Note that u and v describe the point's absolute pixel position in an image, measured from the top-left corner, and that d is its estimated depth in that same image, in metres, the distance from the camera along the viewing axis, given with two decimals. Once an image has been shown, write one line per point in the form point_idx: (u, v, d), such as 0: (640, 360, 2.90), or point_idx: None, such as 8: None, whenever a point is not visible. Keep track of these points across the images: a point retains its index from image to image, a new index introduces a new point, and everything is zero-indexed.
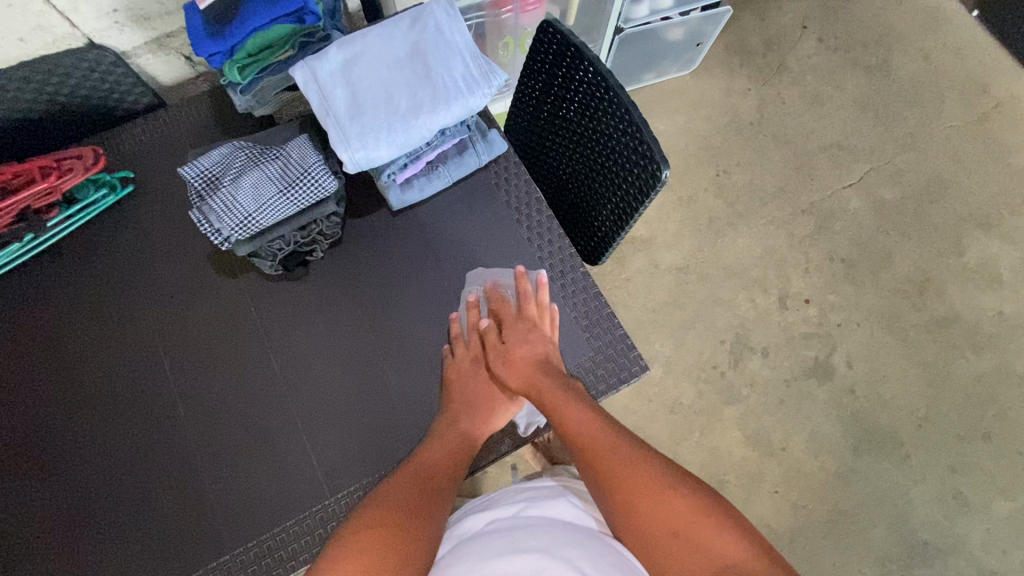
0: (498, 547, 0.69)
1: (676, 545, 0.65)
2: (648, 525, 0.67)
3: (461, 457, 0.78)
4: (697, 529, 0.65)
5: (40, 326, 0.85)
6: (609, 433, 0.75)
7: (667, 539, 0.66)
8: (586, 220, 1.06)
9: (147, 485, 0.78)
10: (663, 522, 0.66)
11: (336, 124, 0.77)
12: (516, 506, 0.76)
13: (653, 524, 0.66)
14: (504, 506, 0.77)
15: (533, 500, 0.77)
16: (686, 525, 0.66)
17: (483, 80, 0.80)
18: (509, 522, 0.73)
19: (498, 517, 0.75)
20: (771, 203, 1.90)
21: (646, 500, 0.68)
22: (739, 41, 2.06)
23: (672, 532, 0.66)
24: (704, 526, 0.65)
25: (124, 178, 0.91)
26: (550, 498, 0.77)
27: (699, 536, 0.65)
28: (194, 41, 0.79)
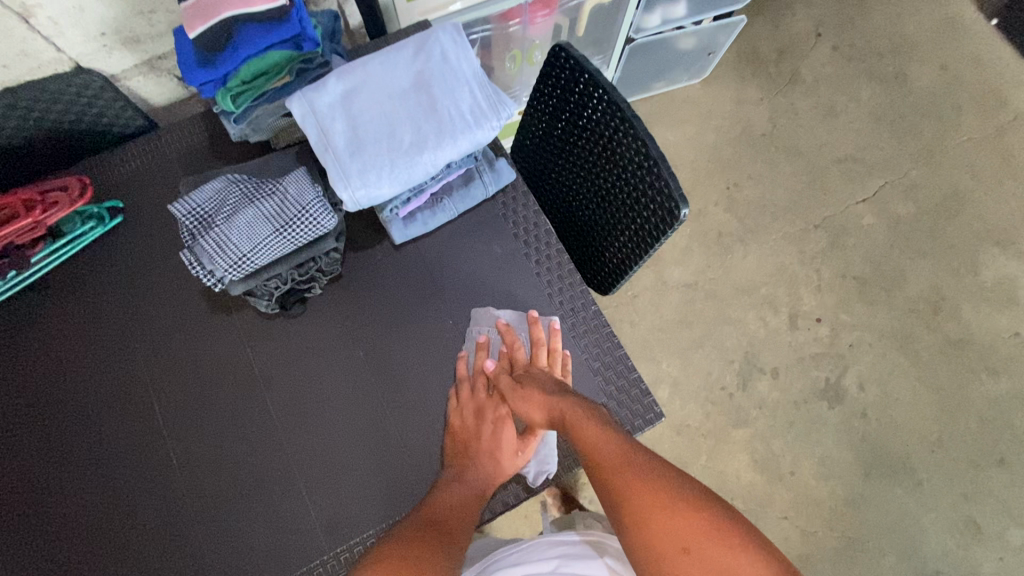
0: None
1: (689, 564, 0.59)
2: (658, 539, 0.61)
3: (472, 508, 0.73)
4: (712, 548, 0.59)
5: (23, 370, 0.81)
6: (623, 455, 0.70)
7: (678, 556, 0.59)
8: (595, 250, 1.02)
9: (136, 544, 0.74)
10: (674, 536, 0.60)
11: (335, 160, 0.73)
12: (550, 562, 0.70)
13: (663, 539, 0.61)
14: (536, 561, 0.70)
15: (568, 557, 0.70)
16: (698, 541, 0.60)
17: (491, 112, 0.76)
18: None
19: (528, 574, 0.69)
20: (782, 218, 1.85)
21: (658, 513, 0.62)
22: (752, 49, 2.01)
23: (683, 549, 0.60)
24: (717, 542, 0.59)
25: (113, 208, 0.87)
26: (588, 558, 0.70)
27: (712, 554, 0.58)
28: (184, 69, 0.74)
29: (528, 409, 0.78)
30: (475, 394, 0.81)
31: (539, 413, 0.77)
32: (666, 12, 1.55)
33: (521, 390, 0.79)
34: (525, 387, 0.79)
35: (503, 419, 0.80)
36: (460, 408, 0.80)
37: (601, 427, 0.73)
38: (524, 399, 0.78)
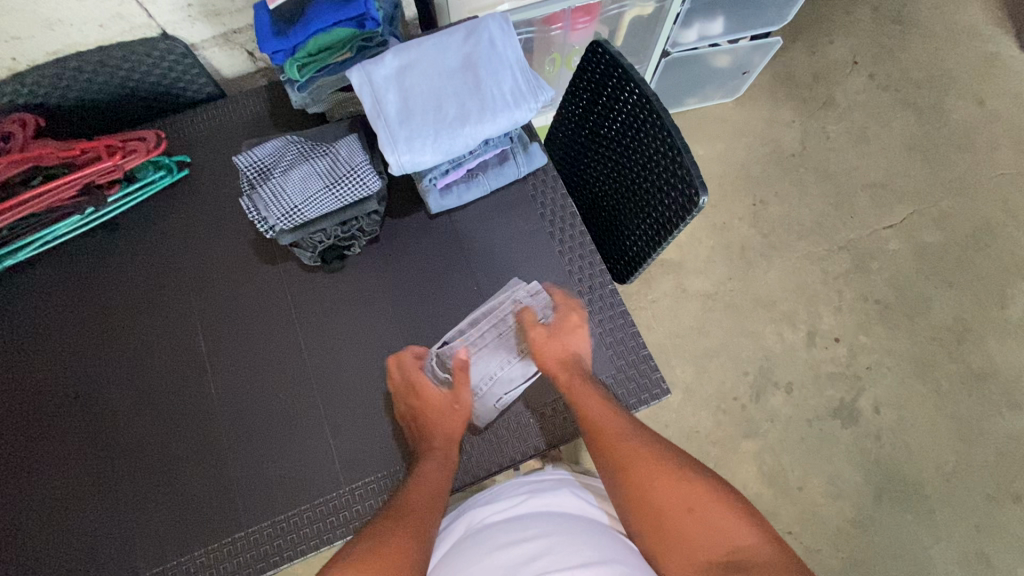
0: (499, 540, 0.70)
1: (692, 522, 0.66)
2: (661, 504, 0.68)
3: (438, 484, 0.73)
4: (710, 507, 0.66)
5: (89, 300, 0.90)
6: (629, 430, 0.75)
7: (683, 515, 0.66)
8: (618, 238, 1.07)
9: (170, 463, 0.82)
10: (677, 498, 0.68)
11: (386, 126, 0.80)
12: (519, 497, 0.77)
13: (668, 502, 0.68)
14: (506, 497, 0.77)
15: (535, 491, 0.77)
16: (698, 503, 0.67)
17: (530, 95, 0.82)
18: (510, 514, 0.74)
19: (504, 512, 0.75)
20: (806, 237, 1.87)
21: (659, 481, 0.69)
22: (787, 73, 2.05)
23: (687, 509, 0.67)
24: (714, 507, 0.66)
25: (181, 162, 0.96)
26: (552, 489, 0.77)
27: (710, 517, 0.66)
28: (260, 38, 0.83)
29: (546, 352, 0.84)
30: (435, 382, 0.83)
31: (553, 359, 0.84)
32: (702, 28, 1.61)
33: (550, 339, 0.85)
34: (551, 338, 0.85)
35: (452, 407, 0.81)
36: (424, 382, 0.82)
37: (601, 401, 0.78)
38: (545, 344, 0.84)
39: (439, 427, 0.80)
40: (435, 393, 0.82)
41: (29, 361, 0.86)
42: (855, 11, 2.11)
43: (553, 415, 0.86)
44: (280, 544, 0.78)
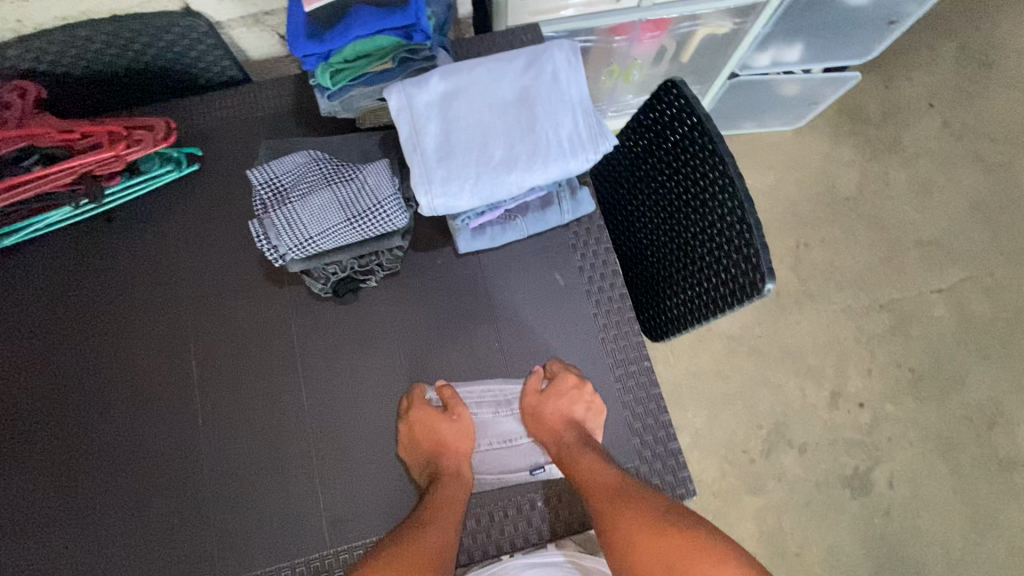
0: None
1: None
2: (644, 562, 0.64)
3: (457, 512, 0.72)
4: (697, 564, 0.62)
5: (78, 299, 0.83)
6: (616, 482, 0.71)
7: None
8: (653, 299, 0.96)
9: (146, 499, 0.75)
10: (661, 556, 0.63)
11: (422, 162, 0.70)
12: None
13: (651, 561, 0.63)
14: None
15: None
16: (683, 560, 0.62)
17: (590, 144, 0.72)
18: None
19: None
20: (847, 289, 1.75)
21: (642, 538, 0.65)
22: (855, 107, 1.89)
23: (669, 567, 0.62)
24: (702, 560, 0.62)
25: (192, 155, 0.87)
26: None
27: (697, 572, 0.61)
28: (291, 38, 0.72)
29: (548, 418, 0.78)
30: (426, 409, 0.77)
31: (556, 425, 0.78)
32: (777, 54, 1.47)
33: (555, 396, 0.78)
34: (554, 396, 0.78)
35: (457, 427, 0.77)
36: (416, 412, 0.77)
37: (592, 455, 0.75)
38: (550, 405, 0.78)
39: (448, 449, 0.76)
40: (431, 419, 0.76)
41: (10, 365, 0.80)
42: (939, 46, 1.93)
43: (564, 503, 0.78)
44: None
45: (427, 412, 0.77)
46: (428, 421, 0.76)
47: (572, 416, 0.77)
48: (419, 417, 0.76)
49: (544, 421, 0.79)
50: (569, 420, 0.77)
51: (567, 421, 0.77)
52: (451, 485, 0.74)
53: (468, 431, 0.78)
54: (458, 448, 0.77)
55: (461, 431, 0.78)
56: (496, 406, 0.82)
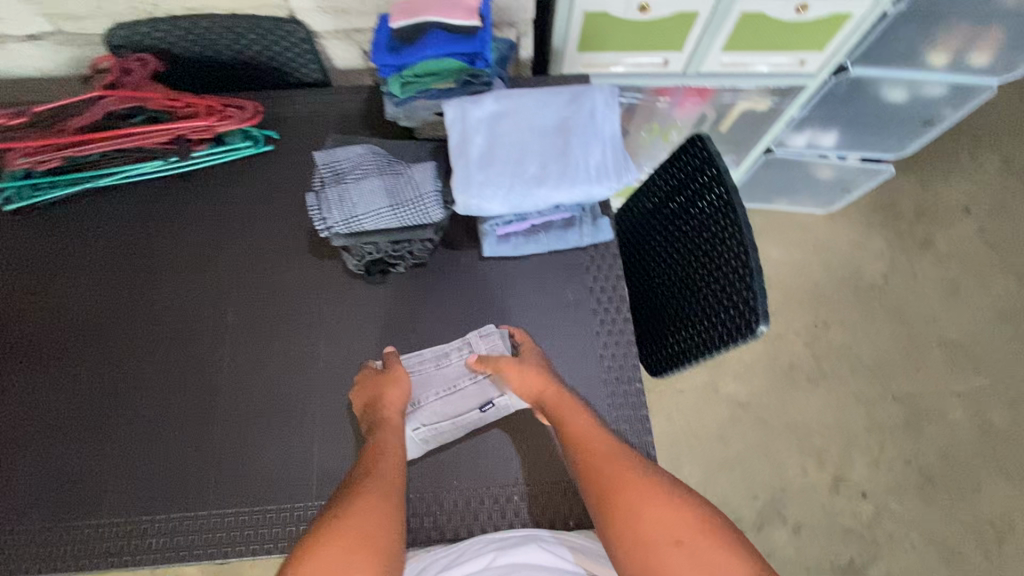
0: None
1: (680, 556, 0.62)
2: (648, 531, 0.64)
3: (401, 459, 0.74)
4: (702, 542, 0.62)
5: (145, 241, 0.94)
6: (616, 449, 0.72)
7: (670, 548, 0.62)
8: (656, 334, 1.01)
9: (165, 424, 0.84)
10: (666, 529, 0.63)
11: (464, 167, 0.80)
12: (486, 557, 0.71)
13: (655, 530, 0.63)
14: (471, 559, 0.71)
15: (502, 549, 0.72)
16: (688, 534, 0.63)
17: (614, 174, 0.80)
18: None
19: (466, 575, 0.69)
20: (862, 375, 1.74)
21: (649, 506, 0.65)
22: (890, 202, 1.94)
23: (676, 541, 0.62)
24: (706, 537, 0.62)
25: (269, 137, 0.99)
26: (519, 545, 0.72)
27: (699, 547, 0.62)
28: (375, 49, 0.84)
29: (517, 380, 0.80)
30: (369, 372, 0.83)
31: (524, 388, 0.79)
32: (813, 136, 1.56)
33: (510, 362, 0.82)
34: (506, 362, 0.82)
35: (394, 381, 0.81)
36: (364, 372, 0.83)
37: (589, 419, 0.75)
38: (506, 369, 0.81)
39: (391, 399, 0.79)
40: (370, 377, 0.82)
41: (76, 288, 0.91)
42: (981, 157, 1.98)
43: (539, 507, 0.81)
44: (237, 536, 0.78)
45: (371, 372, 0.82)
46: (369, 381, 0.82)
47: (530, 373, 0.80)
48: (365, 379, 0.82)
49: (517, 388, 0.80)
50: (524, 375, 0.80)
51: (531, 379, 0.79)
52: (392, 434, 0.76)
53: (404, 384, 0.81)
54: (392, 401, 0.79)
55: (400, 385, 0.81)
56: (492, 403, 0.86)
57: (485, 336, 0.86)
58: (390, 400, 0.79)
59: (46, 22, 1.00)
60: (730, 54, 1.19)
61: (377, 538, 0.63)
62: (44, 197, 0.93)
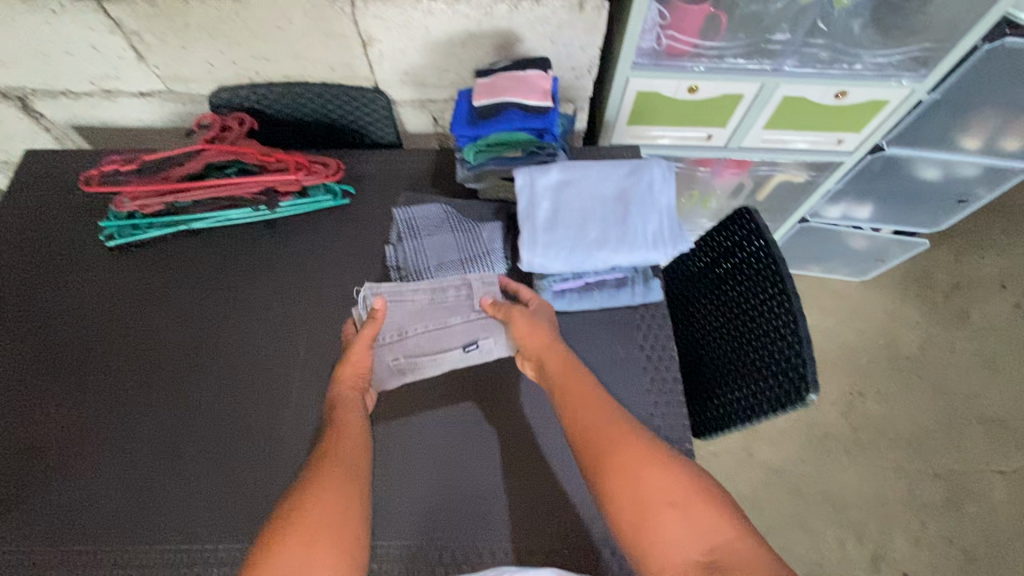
0: None
1: (674, 518, 0.63)
2: (644, 491, 0.65)
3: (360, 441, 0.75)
4: (696, 504, 0.63)
5: (230, 280, 1.02)
6: (609, 414, 0.72)
7: (665, 510, 0.63)
8: (703, 394, 1.03)
9: (233, 451, 0.89)
10: (660, 491, 0.64)
11: (531, 229, 0.87)
12: None
13: (652, 492, 0.64)
14: None
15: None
16: (682, 498, 0.64)
17: (669, 242, 0.86)
18: None
19: None
20: (900, 448, 1.71)
21: (644, 469, 0.66)
22: (923, 273, 1.96)
23: (670, 503, 0.64)
24: (699, 502, 0.63)
25: (346, 192, 1.09)
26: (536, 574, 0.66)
27: (691, 510, 0.63)
28: (455, 121, 0.95)
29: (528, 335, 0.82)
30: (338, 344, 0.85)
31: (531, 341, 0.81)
32: (847, 209, 1.62)
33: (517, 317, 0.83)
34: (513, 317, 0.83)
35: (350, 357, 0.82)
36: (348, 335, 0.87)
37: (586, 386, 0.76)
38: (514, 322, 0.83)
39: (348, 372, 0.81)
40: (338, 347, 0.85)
41: (160, 321, 0.99)
42: (1015, 234, 2.00)
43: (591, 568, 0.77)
44: None
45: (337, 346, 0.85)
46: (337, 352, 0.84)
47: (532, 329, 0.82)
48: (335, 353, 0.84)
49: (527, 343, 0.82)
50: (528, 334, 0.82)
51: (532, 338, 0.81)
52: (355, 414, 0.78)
53: (358, 363, 0.82)
54: (350, 380, 0.81)
55: (357, 361, 0.82)
56: (547, 452, 0.84)
57: (487, 281, 0.89)
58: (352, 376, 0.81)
59: (157, 82, 1.11)
60: (770, 131, 1.27)
61: (337, 522, 0.65)
62: (144, 236, 1.03)
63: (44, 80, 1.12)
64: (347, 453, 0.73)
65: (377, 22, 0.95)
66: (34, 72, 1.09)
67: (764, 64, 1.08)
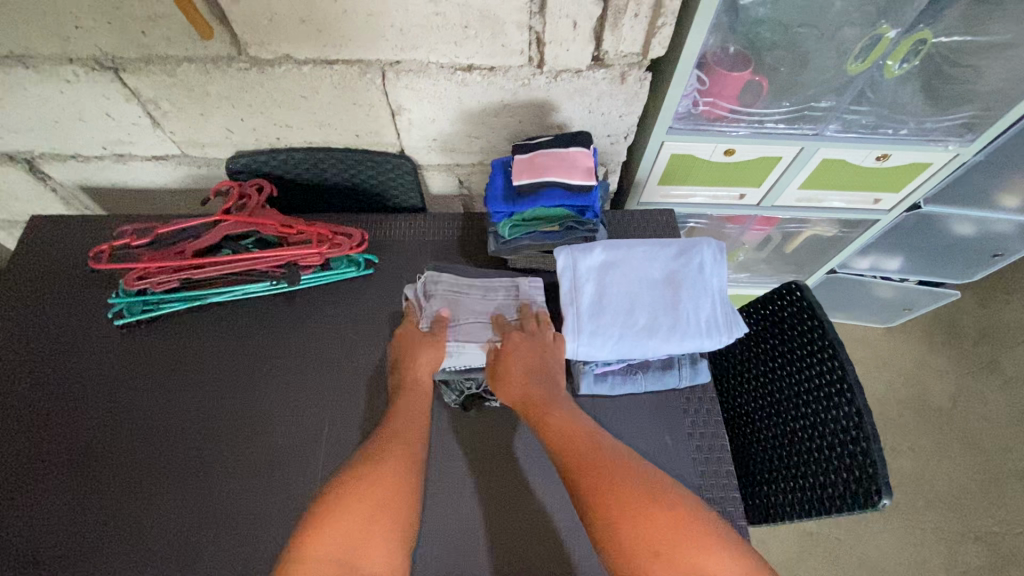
0: None
1: (659, 568, 0.58)
2: (624, 537, 0.60)
3: (418, 418, 0.77)
4: (686, 550, 0.58)
5: (247, 361, 0.96)
6: (588, 441, 0.70)
7: (648, 560, 0.58)
8: (752, 483, 0.95)
9: (250, 562, 0.79)
10: (645, 539, 0.59)
11: (575, 315, 0.82)
12: None
13: (635, 539, 0.59)
14: None
15: None
16: (668, 544, 0.59)
17: (724, 328, 0.80)
18: None
19: None
20: (938, 507, 1.64)
21: (623, 511, 0.61)
22: (950, 320, 1.92)
23: (653, 552, 0.58)
24: (689, 546, 0.58)
25: (370, 261, 1.04)
26: None
27: (683, 558, 0.58)
28: (490, 197, 0.91)
29: (500, 379, 0.79)
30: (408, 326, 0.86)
31: (507, 385, 0.78)
32: (876, 261, 1.58)
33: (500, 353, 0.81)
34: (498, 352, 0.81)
35: (425, 343, 0.83)
36: (406, 325, 0.86)
37: (563, 414, 0.73)
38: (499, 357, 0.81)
39: (427, 357, 0.82)
40: (408, 325, 0.86)
41: (172, 405, 0.92)
42: None
43: None
44: None
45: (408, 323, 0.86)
46: (406, 335, 0.85)
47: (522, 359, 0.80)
48: (404, 334, 0.85)
49: (503, 380, 0.79)
50: (515, 366, 0.79)
51: (526, 371, 0.78)
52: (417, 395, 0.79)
53: (441, 350, 0.82)
54: (423, 364, 0.82)
55: (433, 351, 0.82)
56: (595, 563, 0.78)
57: (535, 287, 0.90)
58: (424, 358, 0.82)
59: (173, 148, 1.07)
60: (805, 190, 1.22)
61: (393, 500, 0.66)
62: (157, 310, 0.97)
63: (54, 145, 1.07)
64: (391, 434, 0.73)
65: (408, 91, 0.92)
66: (46, 139, 1.05)
67: (805, 129, 1.04)
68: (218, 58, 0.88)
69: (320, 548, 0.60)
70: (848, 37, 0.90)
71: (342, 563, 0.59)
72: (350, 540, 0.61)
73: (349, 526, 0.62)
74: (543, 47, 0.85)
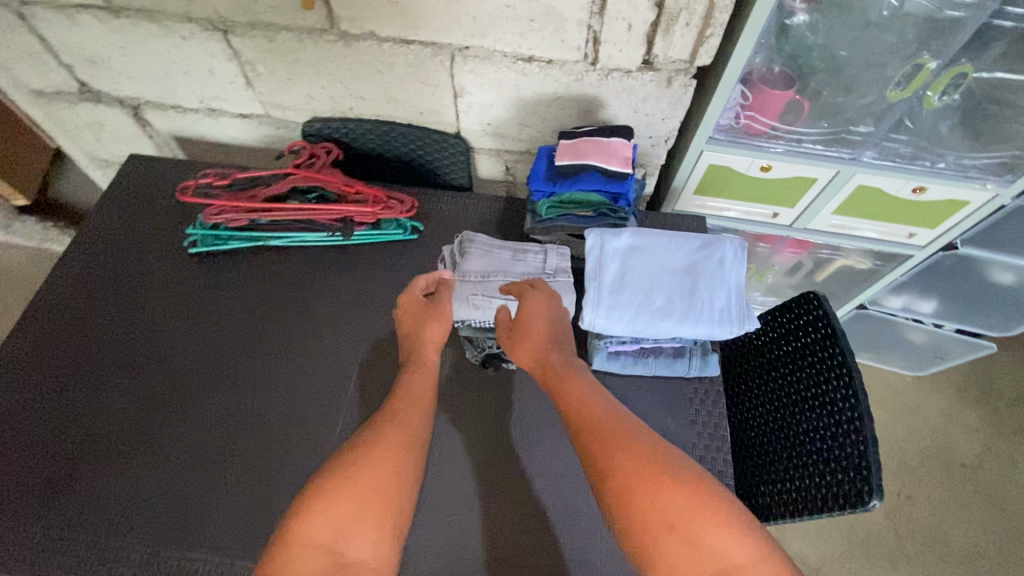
0: None
1: (675, 541, 0.61)
2: (641, 510, 0.63)
3: (424, 403, 0.80)
4: (699, 526, 0.61)
5: (297, 300, 1.06)
6: (610, 418, 0.72)
7: (664, 533, 0.61)
8: (748, 479, 0.98)
9: (276, 467, 0.90)
10: (656, 513, 0.63)
11: (596, 288, 0.88)
12: None
13: (651, 513, 0.63)
14: None
15: None
16: (683, 519, 0.62)
17: (736, 320, 0.85)
18: None
19: None
20: (950, 563, 1.59)
21: (640, 485, 0.64)
22: (986, 377, 1.87)
23: (669, 526, 0.62)
24: (703, 522, 0.61)
25: (416, 228, 1.13)
26: None
27: (698, 535, 0.61)
28: (533, 176, 0.99)
29: (518, 353, 0.84)
30: (413, 303, 0.89)
31: (525, 358, 0.83)
32: (910, 301, 1.57)
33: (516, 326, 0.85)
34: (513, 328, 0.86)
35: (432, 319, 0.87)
36: (409, 293, 0.89)
37: (580, 388, 0.76)
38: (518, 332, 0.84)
39: (435, 330, 0.86)
40: (411, 299, 0.89)
41: (225, 329, 1.03)
42: None
43: None
44: None
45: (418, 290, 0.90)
46: (411, 306, 0.89)
47: (539, 331, 0.84)
48: (412, 308, 0.89)
49: (522, 349, 0.83)
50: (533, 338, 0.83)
51: (545, 343, 0.83)
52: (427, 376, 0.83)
53: (446, 323, 0.87)
54: (431, 339, 0.86)
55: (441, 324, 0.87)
56: (585, 522, 0.84)
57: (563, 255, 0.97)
58: (428, 333, 0.86)
59: (258, 107, 1.20)
60: (839, 217, 1.25)
61: (386, 490, 0.68)
62: (224, 245, 1.09)
63: (159, 94, 1.22)
64: (397, 417, 0.76)
65: (472, 76, 1.02)
66: (153, 87, 1.20)
67: (843, 152, 1.08)
68: (313, 29, 1.00)
69: (314, 530, 0.63)
70: (890, 66, 0.95)
71: (331, 550, 0.62)
72: (345, 522, 0.64)
73: (348, 510, 0.65)
74: (599, 46, 0.94)
